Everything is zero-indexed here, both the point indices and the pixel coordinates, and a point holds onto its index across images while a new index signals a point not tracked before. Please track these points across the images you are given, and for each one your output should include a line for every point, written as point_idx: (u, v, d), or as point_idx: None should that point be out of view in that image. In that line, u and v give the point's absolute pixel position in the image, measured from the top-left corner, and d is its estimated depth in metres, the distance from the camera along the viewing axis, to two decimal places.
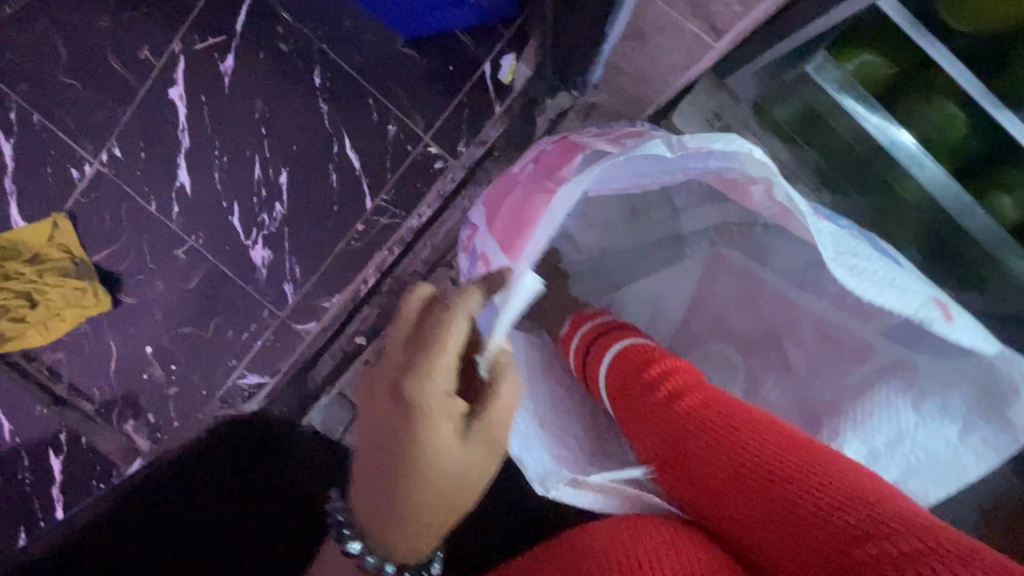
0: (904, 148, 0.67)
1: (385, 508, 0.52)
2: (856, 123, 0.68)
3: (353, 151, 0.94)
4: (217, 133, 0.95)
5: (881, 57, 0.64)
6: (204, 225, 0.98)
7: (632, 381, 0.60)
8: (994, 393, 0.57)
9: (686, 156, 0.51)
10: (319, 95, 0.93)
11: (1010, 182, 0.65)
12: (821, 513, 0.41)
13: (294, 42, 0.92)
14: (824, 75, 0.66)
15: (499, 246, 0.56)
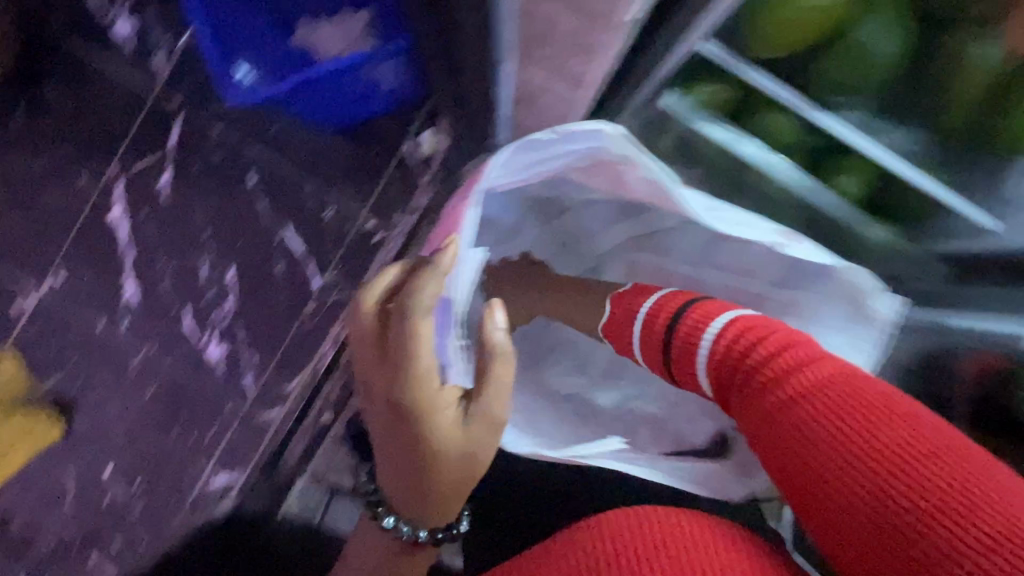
0: (759, 158, 0.67)
1: (408, 486, 0.57)
2: (714, 143, 0.68)
3: (295, 239, 0.98)
4: (160, 244, 0.98)
5: (718, 84, 0.66)
6: (155, 334, 0.99)
7: (737, 360, 0.55)
8: (855, 298, 0.60)
9: (557, 148, 0.53)
10: (255, 191, 0.98)
11: (848, 165, 0.66)
12: (955, 523, 0.40)
13: (226, 149, 0.97)
14: (677, 106, 0.67)
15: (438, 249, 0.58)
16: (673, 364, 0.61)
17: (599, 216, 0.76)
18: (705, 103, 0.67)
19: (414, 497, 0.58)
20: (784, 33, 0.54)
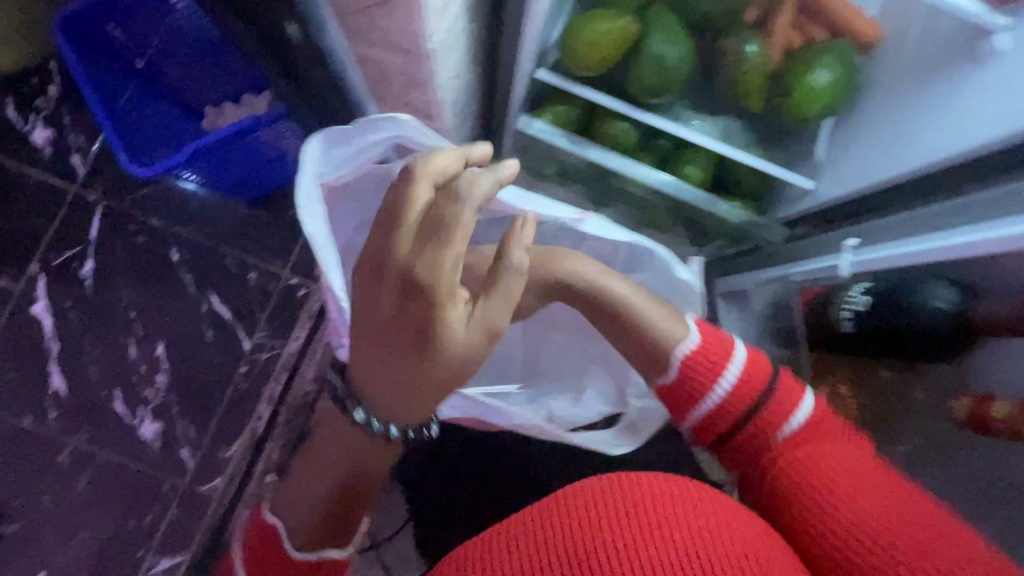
0: (614, 161, 0.75)
1: (386, 374, 0.48)
2: (574, 154, 0.75)
3: (222, 305, 1.02)
4: (86, 331, 1.00)
5: (564, 105, 0.74)
6: (86, 422, 0.98)
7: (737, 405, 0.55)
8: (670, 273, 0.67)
9: (375, 135, 0.54)
10: (178, 266, 1.02)
11: (690, 156, 0.75)
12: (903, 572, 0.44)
13: (147, 232, 1.02)
14: (533, 128, 0.74)
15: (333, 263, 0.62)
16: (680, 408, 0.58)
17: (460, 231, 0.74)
18: (556, 125, 0.74)
19: (390, 383, 0.48)
20: (595, 51, 0.64)
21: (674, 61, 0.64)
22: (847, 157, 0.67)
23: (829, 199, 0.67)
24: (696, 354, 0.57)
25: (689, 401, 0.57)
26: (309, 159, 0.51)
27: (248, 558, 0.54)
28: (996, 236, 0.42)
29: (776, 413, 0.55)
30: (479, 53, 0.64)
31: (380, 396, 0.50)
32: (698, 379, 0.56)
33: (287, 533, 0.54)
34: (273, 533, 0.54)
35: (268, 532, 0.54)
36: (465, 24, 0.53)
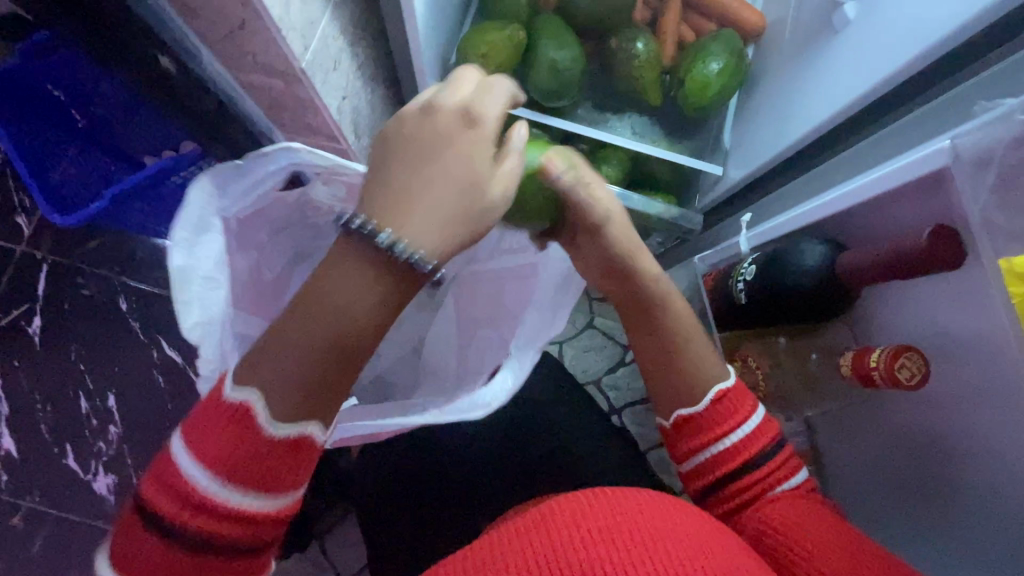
0: None
1: (419, 164, 0.36)
2: None
3: (173, 350, 1.02)
4: (36, 388, 0.99)
5: None
6: (39, 481, 0.97)
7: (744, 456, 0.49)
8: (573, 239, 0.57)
9: (267, 171, 0.50)
10: (127, 315, 1.02)
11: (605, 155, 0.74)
12: None
13: (95, 284, 1.03)
14: None
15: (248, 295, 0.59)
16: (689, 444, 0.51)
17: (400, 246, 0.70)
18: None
19: (424, 167, 0.36)
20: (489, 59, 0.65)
21: (566, 63, 0.66)
22: (750, 141, 0.68)
23: (735, 182, 0.69)
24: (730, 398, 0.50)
25: (687, 438, 0.51)
26: (196, 201, 0.48)
27: (197, 442, 0.36)
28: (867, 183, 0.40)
29: (769, 469, 0.48)
30: (378, 75, 0.66)
31: (403, 200, 0.36)
32: (707, 422, 0.50)
33: (259, 399, 0.36)
34: (241, 408, 0.36)
35: (226, 409, 0.36)
36: (346, 45, 0.55)
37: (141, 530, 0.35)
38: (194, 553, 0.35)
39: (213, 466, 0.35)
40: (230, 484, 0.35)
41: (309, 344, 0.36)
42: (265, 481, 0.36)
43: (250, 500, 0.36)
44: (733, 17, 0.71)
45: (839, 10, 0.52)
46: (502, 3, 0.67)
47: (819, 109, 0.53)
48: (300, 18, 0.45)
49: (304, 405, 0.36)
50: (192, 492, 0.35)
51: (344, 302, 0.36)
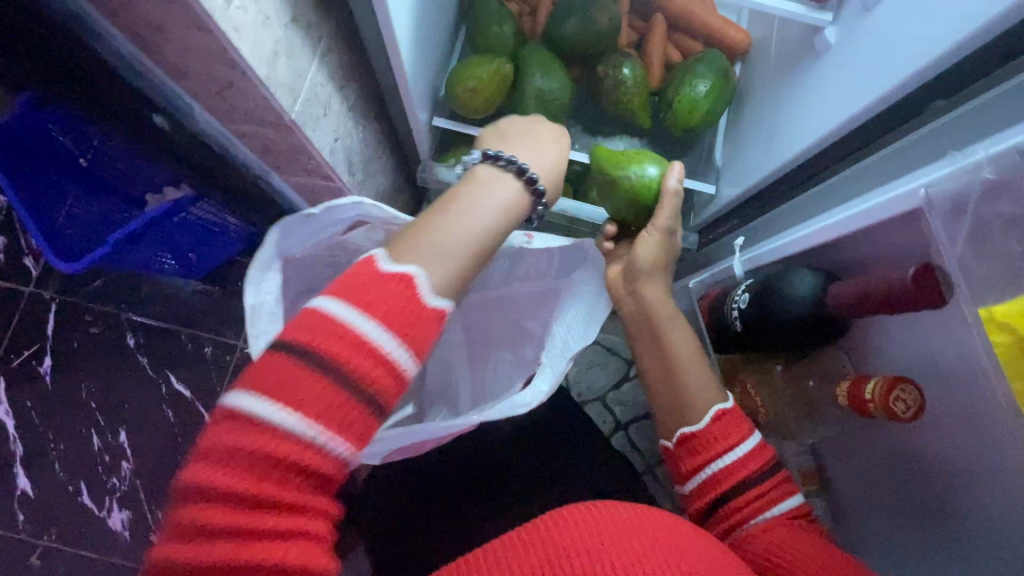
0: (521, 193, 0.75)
1: (522, 138, 0.52)
2: None
3: (181, 384, 1.03)
4: (49, 427, 1.01)
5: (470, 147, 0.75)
6: (54, 519, 0.98)
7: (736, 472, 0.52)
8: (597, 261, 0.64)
9: (327, 219, 0.55)
10: (135, 351, 1.04)
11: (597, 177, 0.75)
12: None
13: (102, 321, 1.04)
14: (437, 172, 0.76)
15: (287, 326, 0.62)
16: (690, 466, 0.54)
17: None
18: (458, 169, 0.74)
19: (529, 138, 0.52)
20: (475, 90, 0.66)
21: (554, 92, 0.67)
22: (740, 159, 0.68)
23: (727, 201, 0.69)
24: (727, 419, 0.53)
25: (689, 457, 0.54)
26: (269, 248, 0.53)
27: (365, 299, 0.36)
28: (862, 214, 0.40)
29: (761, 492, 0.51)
30: (369, 112, 0.67)
31: (523, 153, 0.50)
32: (705, 441, 0.53)
33: (420, 271, 0.40)
34: (403, 274, 0.39)
35: (390, 271, 0.39)
36: (334, 91, 0.56)
37: (284, 370, 0.34)
38: (337, 398, 0.34)
39: (376, 315, 0.36)
40: (387, 333, 0.36)
41: (460, 238, 0.43)
42: (411, 343, 0.37)
43: (397, 357, 0.36)
44: (718, 36, 0.71)
45: (820, 33, 0.52)
46: (488, 36, 0.68)
47: (804, 133, 0.53)
48: (286, 74, 0.46)
49: (451, 285, 0.42)
50: (348, 335, 0.35)
51: (490, 203, 0.45)
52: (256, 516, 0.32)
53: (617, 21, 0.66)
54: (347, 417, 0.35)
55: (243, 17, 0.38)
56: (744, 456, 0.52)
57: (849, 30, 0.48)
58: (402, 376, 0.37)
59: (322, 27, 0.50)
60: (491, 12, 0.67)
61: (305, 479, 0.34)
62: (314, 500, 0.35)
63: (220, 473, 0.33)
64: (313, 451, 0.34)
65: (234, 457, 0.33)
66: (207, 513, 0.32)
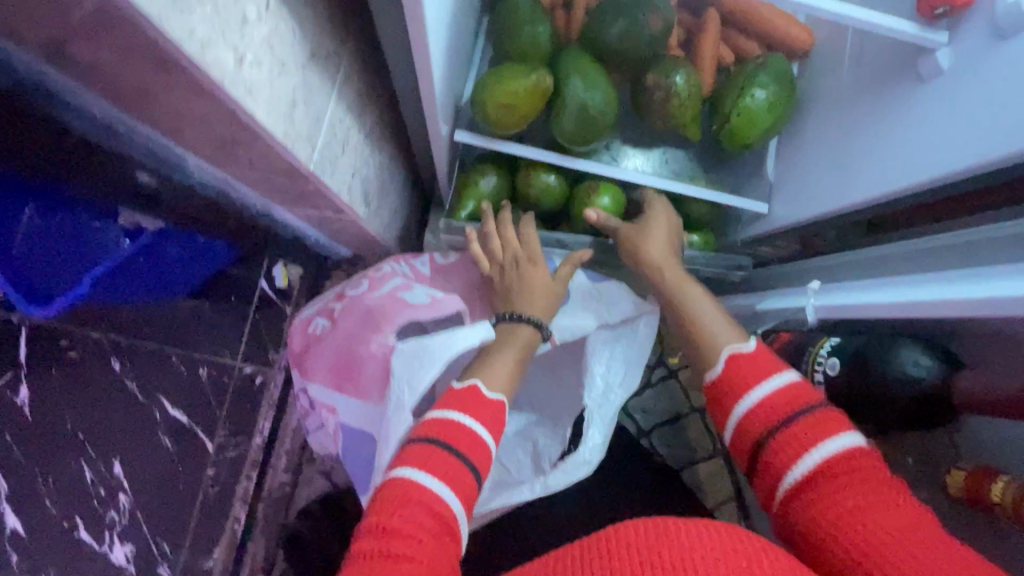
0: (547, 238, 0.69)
1: (512, 288, 0.61)
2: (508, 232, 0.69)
3: (176, 409, 0.96)
4: (31, 461, 0.92)
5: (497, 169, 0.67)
6: (48, 558, 0.90)
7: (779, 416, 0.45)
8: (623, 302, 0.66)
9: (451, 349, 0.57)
10: (121, 376, 0.95)
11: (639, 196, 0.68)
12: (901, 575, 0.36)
13: (80, 345, 0.94)
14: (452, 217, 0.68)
15: (339, 390, 0.61)
16: (733, 412, 0.47)
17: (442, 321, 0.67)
18: (475, 192, 0.66)
19: (532, 278, 0.61)
20: (504, 104, 0.56)
21: (599, 106, 0.58)
22: (797, 179, 0.62)
23: (780, 225, 0.62)
24: (737, 363, 0.49)
25: (719, 405, 0.49)
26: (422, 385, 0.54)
27: (472, 410, 0.49)
28: (996, 294, 0.35)
29: (792, 440, 0.43)
30: (384, 134, 0.58)
31: (516, 298, 0.60)
32: (726, 389, 0.49)
33: (479, 381, 0.52)
34: (470, 386, 0.51)
35: (460, 389, 0.51)
36: (351, 123, 0.47)
37: (412, 444, 0.47)
38: (452, 460, 0.45)
39: (472, 411, 0.49)
40: (475, 416, 0.49)
41: (505, 364, 0.54)
42: (489, 425, 0.49)
43: (483, 436, 0.48)
44: (778, 37, 0.62)
45: (928, 56, 0.44)
46: (520, 38, 0.58)
47: (890, 173, 0.47)
48: (304, 123, 0.37)
49: (505, 388, 0.53)
50: (453, 422, 0.47)
51: (527, 342, 0.57)
52: (394, 541, 0.40)
53: (670, 22, 0.57)
54: (464, 483, 0.45)
55: (257, 73, 0.29)
56: (764, 401, 0.46)
57: (971, 58, 0.41)
58: (488, 452, 0.48)
59: (339, 55, 0.41)
60: (524, 10, 0.57)
61: (432, 525, 0.42)
62: (439, 552, 0.41)
63: (375, 513, 0.43)
64: (434, 496, 0.43)
65: (384, 501, 0.43)
66: (362, 545, 0.41)
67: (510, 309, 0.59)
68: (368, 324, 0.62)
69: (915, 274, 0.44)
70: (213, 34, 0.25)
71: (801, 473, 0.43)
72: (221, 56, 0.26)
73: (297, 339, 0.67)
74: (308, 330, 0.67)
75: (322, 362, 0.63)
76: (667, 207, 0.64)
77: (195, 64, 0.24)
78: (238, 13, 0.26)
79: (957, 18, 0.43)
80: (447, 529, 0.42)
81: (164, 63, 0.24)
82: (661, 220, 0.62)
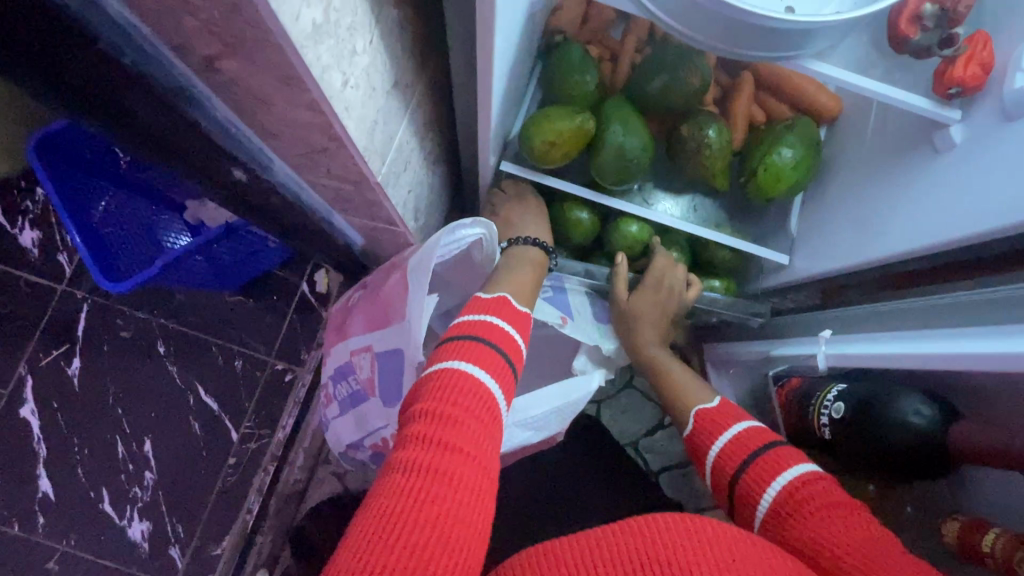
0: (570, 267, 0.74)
1: (524, 225, 0.71)
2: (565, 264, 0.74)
3: (209, 396, 1.02)
4: (73, 429, 0.98)
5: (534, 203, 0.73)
6: (73, 525, 0.95)
7: (738, 456, 0.51)
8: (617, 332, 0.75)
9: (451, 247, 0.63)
10: (165, 359, 1.02)
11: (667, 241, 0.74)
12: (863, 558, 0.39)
13: (134, 327, 1.02)
14: None
15: (368, 335, 0.67)
16: (706, 466, 0.54)
17: (461, 273, 0.71)
18: (512, 222, 0.71)
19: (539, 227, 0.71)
20: (549, 141, 0.62)
21: (635, 150, 0.63)
22: (820, 234, 0.65)
23: (802, 276, 0.66)
24: (701, 417, 0.57)
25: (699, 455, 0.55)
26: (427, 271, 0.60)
27: (502, 313, 0.56)
28: (994, 351, 0.37)
29: (756, 473, 0.49)
30: (438, 157, 0.65)
31: (524, 229, 0.71)
32: (700, 438, 0.56)
33: (507, 293, 0.60)
34: (500, 296, 0.58)
35: (488, 297, 0.58)
36: (415, 145, 0.54)
37: (455, 341, 0.52)
38: (484, 348, 0.51)
39: (501, 314, 0.56)
40: (505, 318, 0.56)
41: (522, 281, 0.63)
42: (517, 325, 0.56)
43: (512, 333, 0.55)
44: (809, 102, 0.67)
45: (944, 131, 0.49)
46: (569, 84, 0.64)
47: (905, 234, 0.51)
48: (381, 140, 0.43)
49: (527, 301, 0.61)
50: (487, 324, 0.54)
51: (536, 263, 0.67)
52: (455, 432, 0.43)
53: (707, 82, 0.63)
54: (499, 369, 0.51)
55: (355, 94, 0.35)
56: (730, 442, 0.52)
57: (983, 135, 0.45)
58: (517, 347, 0.55)
59: (414, 85, 0.47)
60: (575, 61, 0.64)
61: (477, 408, 0.46)
62: (489, 438, 0.45)
63: (430, 401, 0.46)
64: (476, 380, 0.48)
65: (437, 386, 0.47)
66: (418, 429, 0.44)
67: (531, 234, 0.70)
68: (388, 268, 0.69)
69: (924, 330, 0.46)
70: (331, 61, 0.31)
71: (770, 501, 0.47)
72: (332, 79, 0.32)
73: (339, 318, 0.75)
74: (347, 306, 0.75)
75: (356, 321, 0.70)
76: (667, 267, 0.70)
77: (314, 82, 0.30)
78: (349, 46, 0.33)
79: (971, 98, 0.47)
80: (491, 415, 0.47)
81: (290, 80, 0.31)
82: (647, 302, 0.69)
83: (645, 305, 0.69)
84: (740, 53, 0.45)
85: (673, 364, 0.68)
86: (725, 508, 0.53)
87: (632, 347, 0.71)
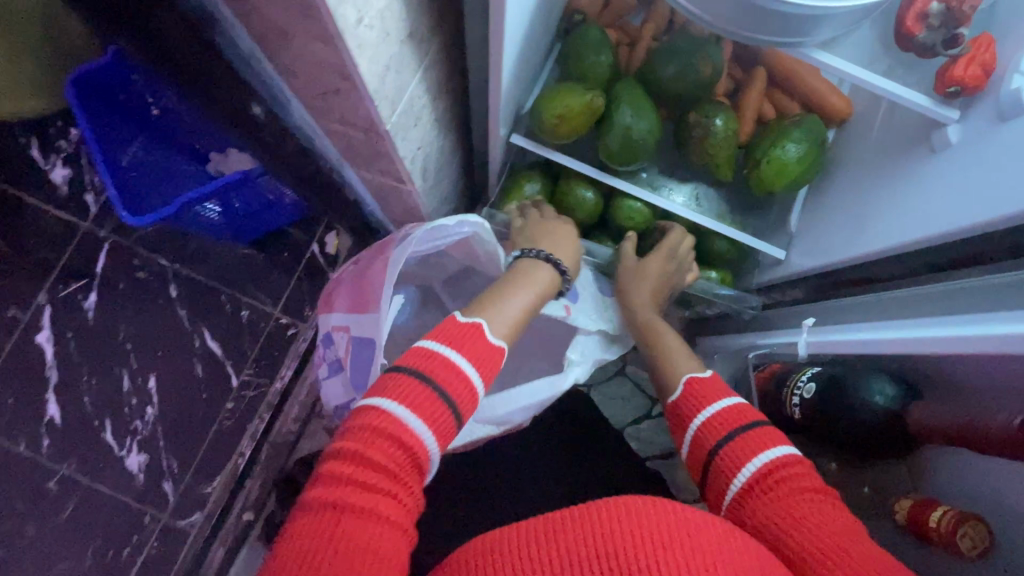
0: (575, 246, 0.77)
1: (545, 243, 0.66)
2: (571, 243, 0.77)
3: (214, 341, 1.05)
4: (83, 359, 1.03)
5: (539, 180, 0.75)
6: (76, 450, 1.00)
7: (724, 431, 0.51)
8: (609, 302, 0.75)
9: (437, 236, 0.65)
10: (176, 302, 1.06)
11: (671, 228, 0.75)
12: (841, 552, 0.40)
13: (150, 269, 1.06)
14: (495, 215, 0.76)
15: (348, 309, 0.69)
16: (685, 433, 0.54)
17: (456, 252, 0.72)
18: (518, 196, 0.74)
19: (561, 233, 0.68)
20: (558, 115, 0.64)
21: (642, 132, 0.65)
22: (817, 231, 0.66)
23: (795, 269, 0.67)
24: (691, 386, 0.57)
25: (678, 424, 0.56)
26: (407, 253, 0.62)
27: (465, 348, 0.53)
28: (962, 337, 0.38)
29: (738, 446, 0.49)
30: (451, 123, 0.67)
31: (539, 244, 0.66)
32: (683, 407, 0.56)
33: (483, 321, 0.55)
34: (472, 324, 0.54)
35: (462, 324, 0.54)
36: (427, 102, 0.56)
37: (400, 372, 0.51)
38: (424, 390, 0.50)
39: (465, 349, 0.53)
40: (468, 355, 0.52)
41: (514, 307, 0.58)
42: (480, 365, 0.53)
43: (469, 373, 0.52)
44: (819, 101, 0.68)
45: (941, 129, 0.49)
46: (584, 64, 0.66)
47: (895, 229, 0.52)
48: (392, 88, 0.46)
49: (506, 333, 0.57)
50: (443, 357, 0.51)
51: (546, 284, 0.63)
52: (373, 475, 0.45)
53: (718, 71, 0.64)
54: (434, 413, 0.50)
55: (369, 34, 0.38)
56: (715, 413, 0.52)
57: (978, 135, 0.46)
58: (472, 389, 0.52)
59: (429, 42, 0.50)
60: (592, 40, 0.65)
61: (398, 454, 0.47)
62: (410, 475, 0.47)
63: (353, 441, 0.47)
64: (404, 430, 0.48)
65: (364, 428, 0.48)
66: (339, 471, 0.46)
67: (546, 250, 0.65)
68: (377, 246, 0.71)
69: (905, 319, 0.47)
70: None
71: (745, 478, 0.48)
72: (348, 13, 0.34)
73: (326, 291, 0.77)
74: (334, 281, 0.76)
75: (339, 295, 0.72)
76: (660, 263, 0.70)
77: (330, 12, 0.33)
78: None
79: (970, 99, 0.48)
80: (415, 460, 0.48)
81: (309, 9, 0.33)
82: (657, 263, 0.70)
83: (646, 275, 0.70)
84: (750, 36, 0.46)
85: (668, 331, 0.67)
86: (695, 476, 0.54)
87: (630, 306, 0.70)
